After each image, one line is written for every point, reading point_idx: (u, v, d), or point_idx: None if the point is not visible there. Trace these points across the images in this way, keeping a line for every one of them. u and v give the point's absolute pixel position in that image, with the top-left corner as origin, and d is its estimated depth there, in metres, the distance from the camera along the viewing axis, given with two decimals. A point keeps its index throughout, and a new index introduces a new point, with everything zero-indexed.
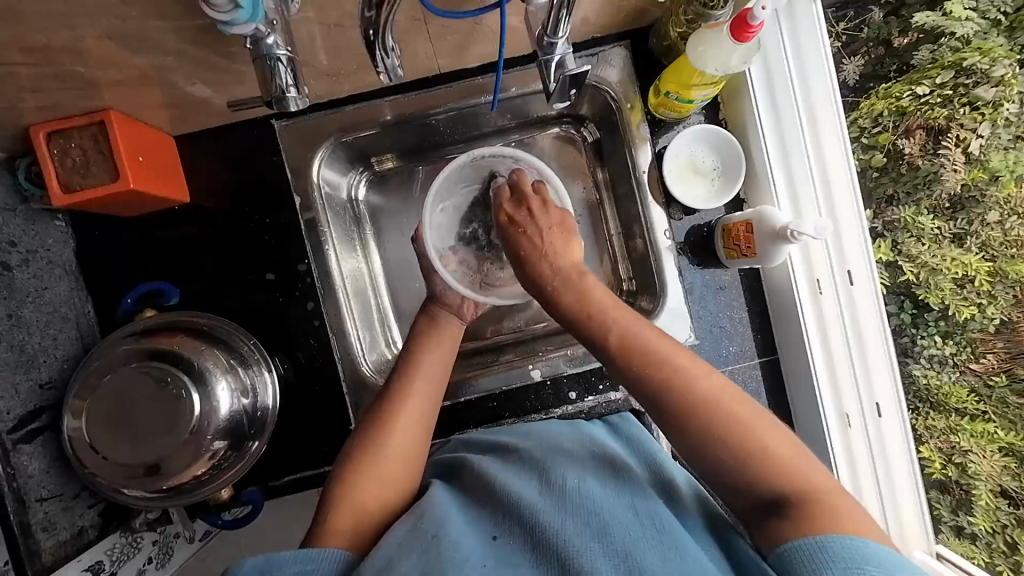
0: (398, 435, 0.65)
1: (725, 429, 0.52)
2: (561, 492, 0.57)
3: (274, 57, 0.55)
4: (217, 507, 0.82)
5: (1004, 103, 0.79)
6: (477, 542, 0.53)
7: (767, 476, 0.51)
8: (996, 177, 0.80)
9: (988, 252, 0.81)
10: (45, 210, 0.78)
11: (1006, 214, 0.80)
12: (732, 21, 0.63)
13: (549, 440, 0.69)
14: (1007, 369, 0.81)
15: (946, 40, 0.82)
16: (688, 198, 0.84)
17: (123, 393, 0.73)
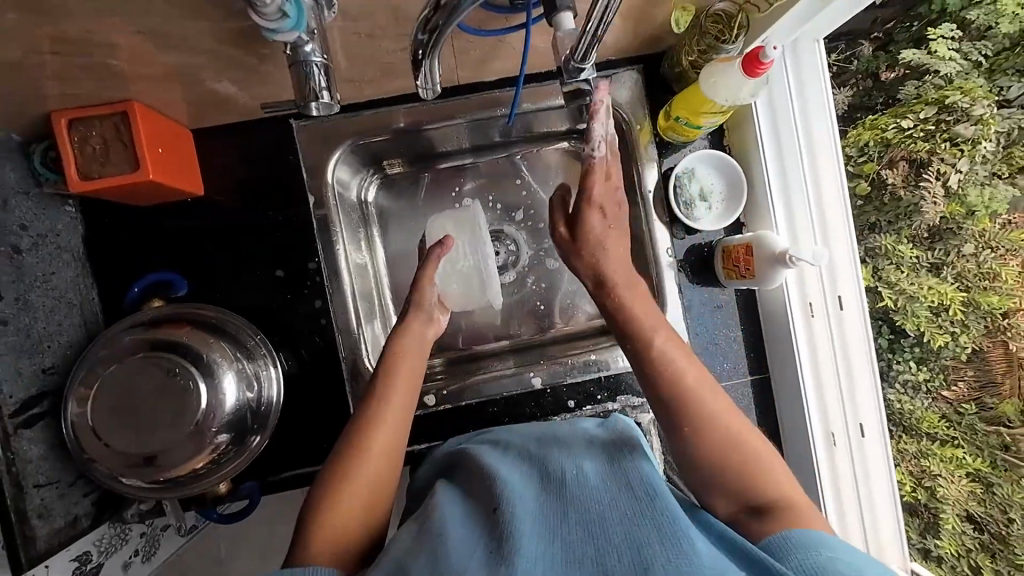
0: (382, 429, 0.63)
1: (718, 426, 0.59)
2: (558, 487, 0.56)
3: (309, 62, 0.56)
4: (213, 501, 0.81)
5: (981, 140, 0.85)
6: (474, 527, 0.52)
7: (744, 476, 0.56)
8: (972, 212, 0.86)
9: (963, 282, 0.88)
10: (55, 195, 0.78)
11: (980, 248, 0.88)
12: (745, 55, 0.66)
13: (543, 440, 0.69)
14: (976, 398, 0.89)
15: (930, 77, 0.89)
16: (693, 220, 0.87)
17: (129, 381, 0.73)
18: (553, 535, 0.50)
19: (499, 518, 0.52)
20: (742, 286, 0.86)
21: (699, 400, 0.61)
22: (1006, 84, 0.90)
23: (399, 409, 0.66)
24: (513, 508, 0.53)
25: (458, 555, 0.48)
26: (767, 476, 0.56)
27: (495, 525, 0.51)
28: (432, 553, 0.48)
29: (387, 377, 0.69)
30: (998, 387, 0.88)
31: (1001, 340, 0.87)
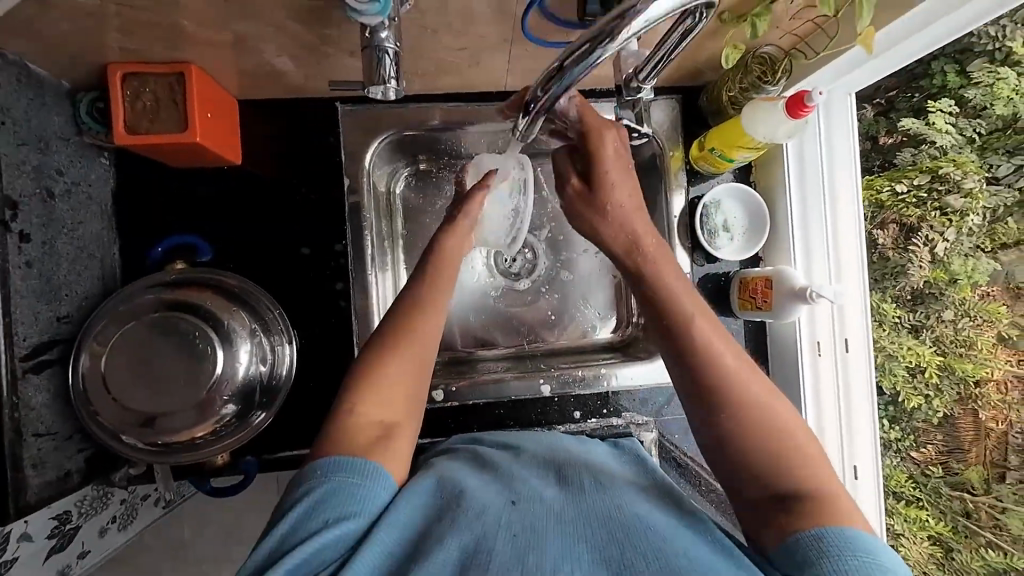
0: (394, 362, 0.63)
1: (752, 405, 0.57)
2: (580, 490, 0.62)
3: (382, 48, 0.58)
4: (210, 473, 0.81)
5: (968, 213, 0.89)
6: (501, 512, 0.57)
7: (766, 440, 0.56)
8: (955, 281, 0.89)
9: (940, 346, 0.91)
10: (93, 145, 0.78)
11: (959, 314, 0.91)
12: (790, 97, 0.69)
13: (560, 449, 0.73)
14: (943, 461, 0.94)
15: (925, 147, 0.91)
16: (714, 248, 0.90)
17: (149, 341, 0.74)
18: (577, 534, 0.55)
19: (525, 513, 0.57)
20: (756, 318, 0.89)
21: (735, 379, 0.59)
22: (996, 162, 0.90)
23: (417, 347, 0.64)
24: (538, 509, 0.58)
25: (489, 539, 0.53)
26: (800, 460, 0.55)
27: (521, 517, 0.56)
28: (463, 534, 0.53)
29: (409, 320, 0.66)
30: (964, 453, 0.93)
31: (971, 408, 0.91)
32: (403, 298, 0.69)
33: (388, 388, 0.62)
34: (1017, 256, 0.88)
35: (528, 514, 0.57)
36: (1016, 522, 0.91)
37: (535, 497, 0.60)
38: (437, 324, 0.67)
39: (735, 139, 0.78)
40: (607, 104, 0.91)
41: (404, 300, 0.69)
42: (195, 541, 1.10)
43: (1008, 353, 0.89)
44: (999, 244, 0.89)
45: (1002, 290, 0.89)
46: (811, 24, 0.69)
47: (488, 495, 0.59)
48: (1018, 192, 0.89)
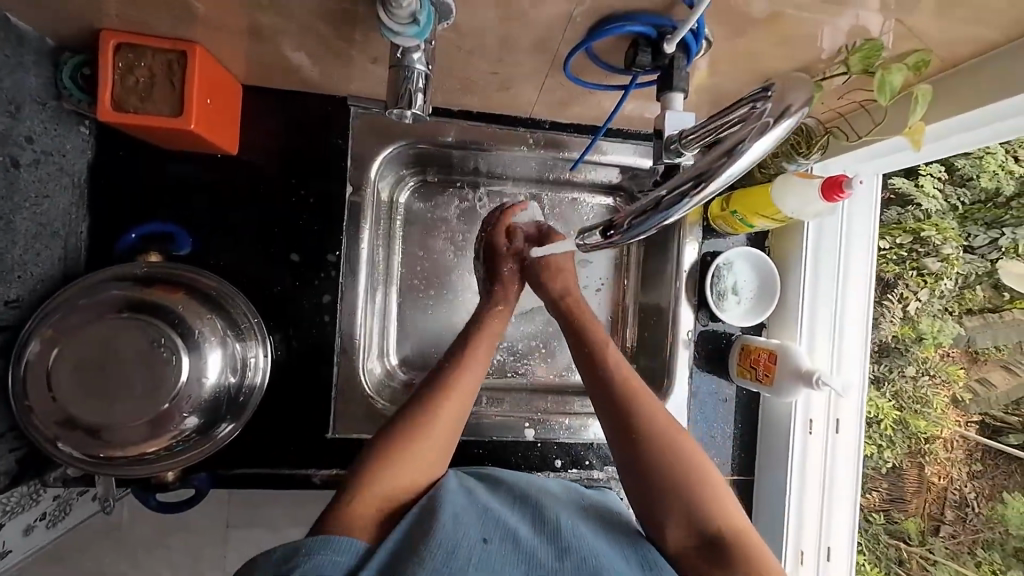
0: (435, 431, 0.67)
1: (668, 452, 0.66)
2: (551, 533, 0.61)
3: (412, 68, 0.54)
4: (156, 486, 0.74)
5: (943, 277, 0.92)
6: (474, 549, 0.55)
7: (683, 478, 0.64)
8: (920, 340, 0.92)
9: (898, 401, 0.94)
10: (73, 113, 0.71)
11: (919, 372, 0.94)
12: (826, 179, 0.67)
13: (529, 480, 0.71)
14: (886, 509, 0.97)
15: (912, 209, 0.92)
16: (720, 310, 0.87)
17: (107, 340, 0.66)
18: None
19: (498, 556, 0.55)
20: (752, 387, 0.86)
21: (654, 425, 0.68)
22: (973, 232, 0.94)
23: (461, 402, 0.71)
24: (511, 550, 0.57)
25: None
26: (715, 505, 0.62)
27: (493, 558, 0.55)
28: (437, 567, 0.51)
29: (445, 385, 0.72)
30: (905, 503, 0.97)
31: (919, 461, 0.95)
32: (448, 367, 0.74)
33: (427, 447, 0.66)
34: (980, 322, 0.93)
35: (500, 556, 0.56)
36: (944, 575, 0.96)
37: (510, 534, 0.59)
38: (470, 398, 0.72)
39: (762, 207, 0.75)
40: (629, 146, 0.88)
41: (450, 368, 0.74)
42: (133, 535, 1.04)
43: (958, 414, 0.96)
44: (966, 309, 0.94)
45: (961, 353, 0.94)
46: (858, 104, 0.67)
47: (464, 525, 0.57)
48: (990, 263, 0.93)
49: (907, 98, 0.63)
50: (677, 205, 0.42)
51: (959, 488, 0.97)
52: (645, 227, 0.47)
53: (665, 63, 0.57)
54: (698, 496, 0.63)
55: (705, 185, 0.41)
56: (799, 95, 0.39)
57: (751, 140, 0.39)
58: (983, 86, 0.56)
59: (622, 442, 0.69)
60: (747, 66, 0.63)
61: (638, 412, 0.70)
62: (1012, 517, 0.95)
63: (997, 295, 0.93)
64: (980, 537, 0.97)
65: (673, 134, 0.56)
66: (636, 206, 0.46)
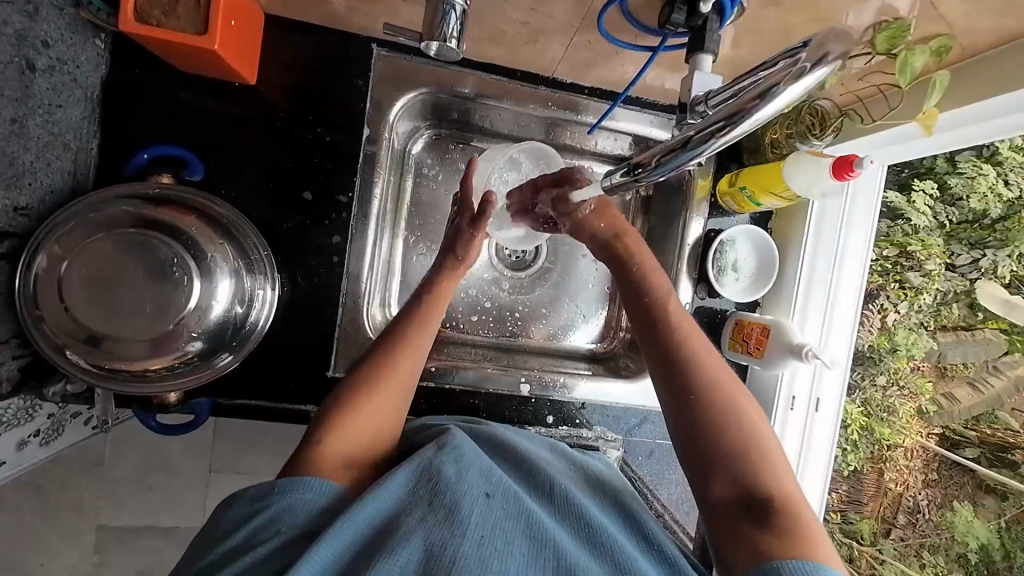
0: (382, 391, 0.67)
1: (724, 402, 0.63)
2: (549, 500, 0.64)
3: (450, 3, 0.54)
4: (156, 407, 0.74)
5: (923, 292, 0.95)
6: (475, 504, 0.57)
7: (733, 427, 0.61)
8: (894, 351, 0.96)
9: (866, 407, 0.98)
10: (91, 23, 0.69)
11: (891, 382, 0.97)
12: (837, 159, 0.69)
13: (527, 446, 0.73)
14: (843, 510, 1.00)
15: (900, 223, 0.94)
16: (720, 284, 0.89)
17: (122, 257, 0.67)
18: (540, 537, 0.55)
19: (500, 511, 0.57)
20: (740, 360, 0.90)
21: (707, 371, 0.65)
22: (957, 251, 0.97)
23: (411, 347, 0.71)
24: (512, 506, 0.58)
25: (457, 535, 0.53)
26: (760, 459, 0.59)
27: (493, 514, 0.56)
28: (435, 524, 0.53)
29: (398, 348, 0.70)
30: (861, 505, 1.00)
31: (880, 467, 0.99)
32: (412, 305, 0.76)
33: (372, 398, 0.66)
34: (952, 339, 0.98)
35: (501, 512, 0.57)
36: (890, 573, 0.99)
37: (511, 491, 0.60)
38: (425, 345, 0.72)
39: (772, 184, 0.77)
40: (648, 115, 0.88)
41: (408, 324, 0.73)
42: (120, 467, 1.06)
43: (921, 425, 1.00)
44: (940, 325, 0.98)
45: (931, 367, 0.99)
46: (876, 87, 0.69)
47: (466, 482, 0.59)
48: (969, 283, 0.97)
49: (922, 86, 0.65)
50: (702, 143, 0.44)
51: (914, 496, 1.01)
52: (669, 167, 0.49)
53: (698, 24, 0.57)
54: (743, 452, 0.60)
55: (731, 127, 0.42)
56: (839, 44, 0.38)
57: (787, 83, 0.39)
58: (996, 76, 0.58)
59: (669, 387, 0.66)
60: (775, 36, 0.64)
61: (698, 368, 0.65)
62: (959, 524, 1.00)
63: (972, 314, 0.98)
64: (926, 541, 1.01)
65: (700, 95, 0.57)
66: (665, 144, 0.48)
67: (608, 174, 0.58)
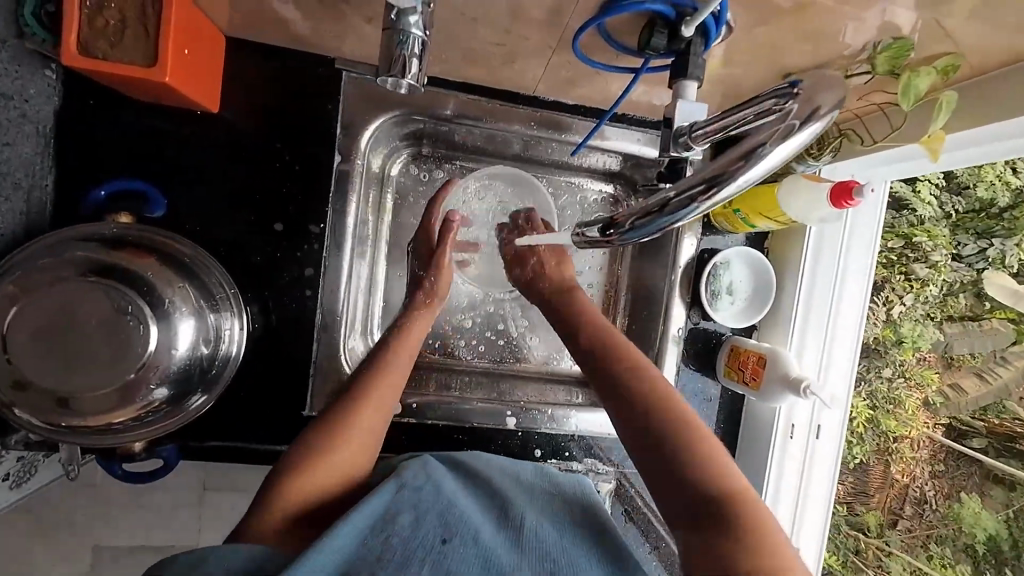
0: (357, 433, 0.65)
1: (658, 409, 0.62)
2: (516, 534, 0.60)
3: (408, 33, 0.50)
4: (120, 455, 0.71)
5: (930, 283, 0.91)
6: (430, 552, 0.53)
7: (680, 442, 0.59)
8: (900, 342, 0.92)
9: (872, 399, 0.93)
10: (39, 54, 0.65)
11: (897, 374, 0.93)
12: (835, 186, 0.65)
13: (500, 474, 0.70)
14: (848, 501, 0.96)
15: (906, 213, 0.89)
16: (713, 309, 0.85)
17: (70, 305, 0.63)
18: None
19: (455, 557, 0.54)
20: (736, 388, 0.86)
21: (644, 389, 0.65)
22: (964, 241, 0.91)
23: (390, 383, 0.70)
24: (470, 548, 0.55)
25: None
26: (711, 471, 0.57)
27: (450, 560, 0.53)
28: (390, 572, 0.50)
29: (374, 378, 0.70)
30: (868, 496, 0.96)
31: (886, 459, 0.94)
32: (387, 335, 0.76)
33: (348, 435, 0.65)
34: (960, 330, 0.92)
35: (456, 559, 0.54)
36: (896, 566, 0.96)
37: (471, 533, 0.57)
38: (389, 405, 0.69)
39: (766, 208, 0.73)
40: (637, 132, 0.84)
41: (384, 354, 0.73)
42: None
43: (927, 416, 0.94)
44: (947, 315, 0.93)
45: (937, 358, 0.93)
46: (875, 106, 0.65)
47: (423, 528, 0.56)
48: (976, 273, 0.91)
49: (930, 104, 0.60)
50: (684, 209, 0.41)
51: (920, 486, 0.95)
52: (648, 229, 0.45)
53: (681, 48, 0.53)
54: (689, 456, 0.58)
55: (717, 190, 0.39)
56: (828, 97, 0.37)
57: (773, 144, 0.37)
58: (1008, 97, 0.53)
59: (612, 414, 0.66)
60: (766, 56, 0.60)
61: (635, 388, 0.66)
62: (966, 516, 0.94)
63: (978, 304, 0.93)
64: (934, 531, 0.96)
65: (684, 126, 0.53)
66: (642, 205, 0.44)
67: (580, 229, 0.53)
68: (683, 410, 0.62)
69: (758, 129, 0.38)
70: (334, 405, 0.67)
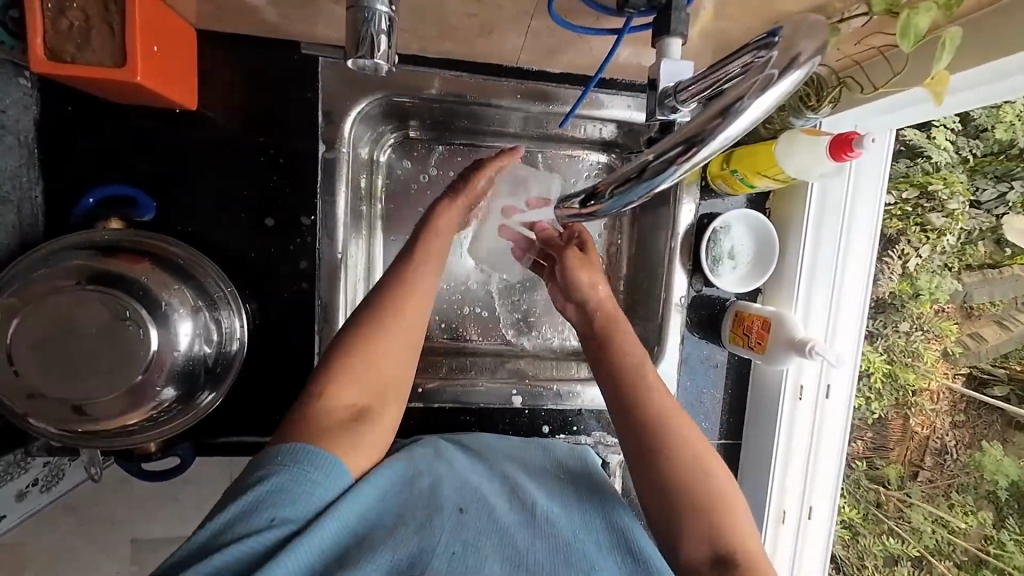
0: (396, 332, 0.63)
1: (697, 475, 0.61)
2: (522, 504, 0.62)
3: (373, 10, 0.48)
4: (139, 457, 0.73)
5: (947, 233, 0.88)
6: (446, 522, 0.55)
7: (706, 507, 0.59)
8: (917, 296, 0.90)
9: (890, 354, 0.92)
10: (10, 62, 0.64)
11: (915, 327, 0.91)
12: (834, 138, 0.62)
13: (503, 451, 0.74)
14: (868, 457, 0.96)
15: (921, 161, 0.85)
16: (715, 275, 0.83)
17: (67, 316, 0.63)
18: (510, 550, 0.54)
19: (471, 524, 0.56)
20: (743, 354, 0.85)
21: (674, 437, 0.63)
22: (982, 186, 0.86)
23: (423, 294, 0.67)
24: (483, 519, 0.57)
25: (430, 548, 0.50)
26: (735, 539, 0.57)
27: (465, 529, 0.55)
28: (406, 539, 0.51)
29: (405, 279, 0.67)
30: (888, 451, 0.96)
31: (905, 412, 0.94)
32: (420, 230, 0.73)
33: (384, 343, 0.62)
34: (979, 279, 0.89)
35: (474, 526, 0.56)
36: (918, 516, 0.95)
37: (482, 505, 0.59)
38: (425, 311, 0.66)
39: (763, 168, 0.70)
40: (629, 97, 0.80)
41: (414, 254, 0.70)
42: None
43: (947, 367, 0.92)
44: (965, 265, 0.89)
45: (956, 308, 0.90)
46: (875, 50, 0.61)
47: (436, 500, 0.58)
48: (995, 219, 0.87)
49: (932, 45, 0.56)
50: (664, 174, 0.39)
51: (941, 437, 0.94)
52: (628, 198, 0.43)
53: (663, 3, 0.51)
54: (711, 526, 0.58)
55: (696, 152, 0.37)
56: (810, 42, 0.35)
57: (752, 97, 0.35)
58: (1017, 29, 0.49)
59: (637, 452, 0.64)
60: (756, 6, 0.56)
61: (663, 431, 0.64)
62: (989, 464, 0.92)
63: (998, 251, 0.88)
64: (955, 480, 0.94)
65: (669, 86, 0.50)
66: (619, 174, 0.42)
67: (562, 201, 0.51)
68: (716, 474, 0.61)
69: (737, 83, 0.36)
70: (346, 332, 0.62)
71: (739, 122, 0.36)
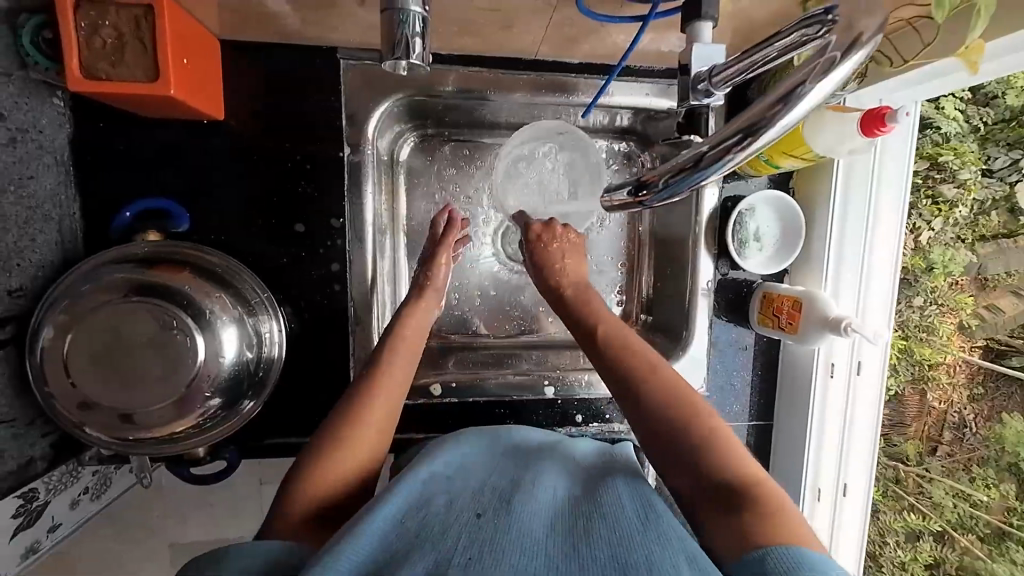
0: (378, 404, 0.64)
1: (672, 404, 0.61)
2: (550, 501, 0.58)
3: (408, 10, 0.49)
4: (187, 461, 0.75)
5: (958, 205, 0.87)
6: (467, 525, 0.52)
7: (688, 431, 0.58)
8: (930, 269, 0.88)
9: (904, 329, 0.91)
10: (46, 83, 0.65)
11: (929, 302, 0.90)
12: (869, 114, 0.62)
13: (526, 446, 0.71)
14: (887, 433, 0.96)
15: (930, 133, 0.84)
16: (743, 259, 0.83)
17: (118, 328, 0.65)
18: (532, 546, 0.50)
19: (492, 525, 0.52)
20: (772, 335, 0.85)
21: (642, 369, 0.65)
22: (994, 154, 0.87)
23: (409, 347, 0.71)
24: (506, 519, 0.53)
25: (448, 554, 0.47)
26: (723, 453, 0.56)
27: (487, 530, 0.51)
28: (428, 550, 0.48)
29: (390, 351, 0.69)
30: (906, 427, 0.95)
31: (922, 389, 0.93)
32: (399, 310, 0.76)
33: (368, 430, 0.62)
34: (993, 249, 0.89)
35: (495, 527, 0.52)
36: (938, 491, 0.94)
37: (504, 505, 0.56)
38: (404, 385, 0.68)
39: (793, 147, 0.69)
40: (651, 83, 0.80)
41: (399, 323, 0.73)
42: None
43: (962, 340, 0.92)
44: (979, 236, 0.89)
45: (971, 280, 0.90)
46: (904, 22, 0.61)
47: (456, 507, 0.55)
48: (1009, 186, 0.87)
49: (967, 14, 0.56)
50: (717, 163, 0.41)
51: (960, 411, 0.94)
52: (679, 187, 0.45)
53: None
54: (694, 444, 0.58)
55: (751, 141, 0.38)
56: (872, 20, 0.35)
57: (813, 80, 0.35)
58: None
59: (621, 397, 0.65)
60: None
61: (641, 374, 0.65)
62: (1010, 436, 0.92)
63: (1013, 220, 0.88)
64: (976, 454, 0.94)
65: (702, 71, 0.50)
66: (676, 162, 0.43)
67: (609, 190, 0.53)
68: (685, 396, 0.61)
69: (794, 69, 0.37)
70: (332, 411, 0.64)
71: (802, 107, 0.36)
